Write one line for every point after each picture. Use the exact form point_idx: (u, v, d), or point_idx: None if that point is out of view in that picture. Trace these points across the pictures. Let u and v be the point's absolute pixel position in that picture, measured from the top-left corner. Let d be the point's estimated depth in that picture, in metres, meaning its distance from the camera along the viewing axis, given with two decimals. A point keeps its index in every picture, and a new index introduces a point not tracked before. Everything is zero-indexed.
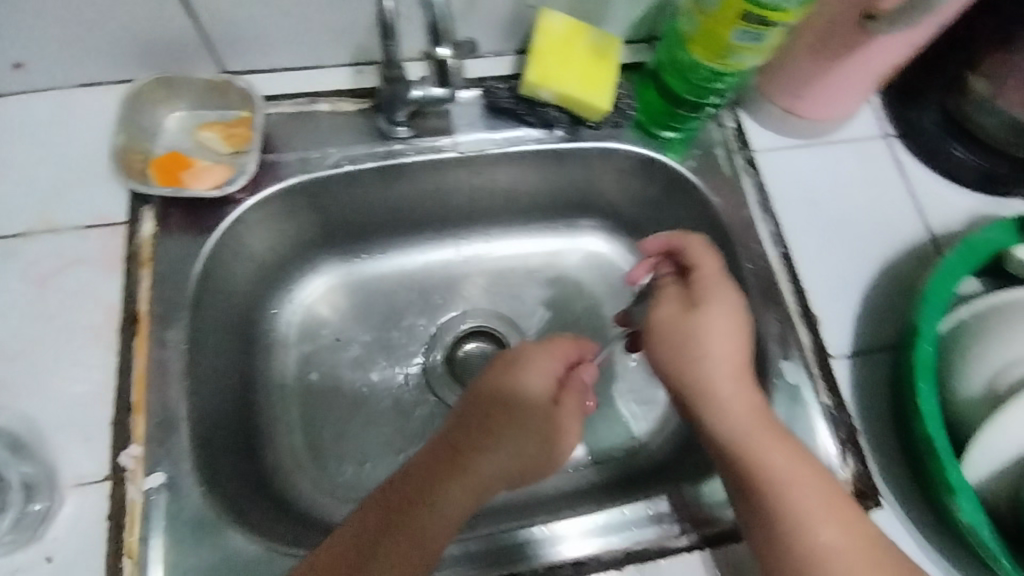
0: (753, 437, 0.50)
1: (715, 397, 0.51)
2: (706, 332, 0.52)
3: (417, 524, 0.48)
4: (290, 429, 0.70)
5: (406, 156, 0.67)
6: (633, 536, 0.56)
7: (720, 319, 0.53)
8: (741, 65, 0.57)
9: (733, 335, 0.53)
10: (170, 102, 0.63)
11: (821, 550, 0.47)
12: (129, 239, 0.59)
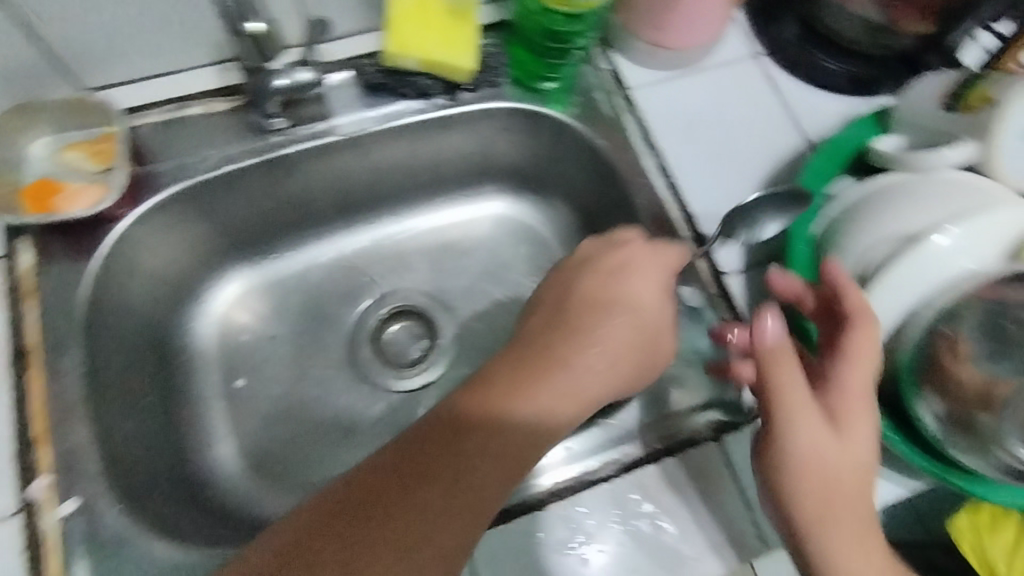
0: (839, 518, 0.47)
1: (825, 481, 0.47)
2: (851, 464, 0.47)
3: (428, 499, 0.42)
4: (224, 436, 0.70)
5: (287, 147, 0.66)
6: (597, 463, 0.57)
7: (864, 440, 0.47)
8: (591, 5, 0.58)
9: (862, 466, 0.47)
10: (29, 129, 0.61)
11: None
12: (8, 272, 0.58)
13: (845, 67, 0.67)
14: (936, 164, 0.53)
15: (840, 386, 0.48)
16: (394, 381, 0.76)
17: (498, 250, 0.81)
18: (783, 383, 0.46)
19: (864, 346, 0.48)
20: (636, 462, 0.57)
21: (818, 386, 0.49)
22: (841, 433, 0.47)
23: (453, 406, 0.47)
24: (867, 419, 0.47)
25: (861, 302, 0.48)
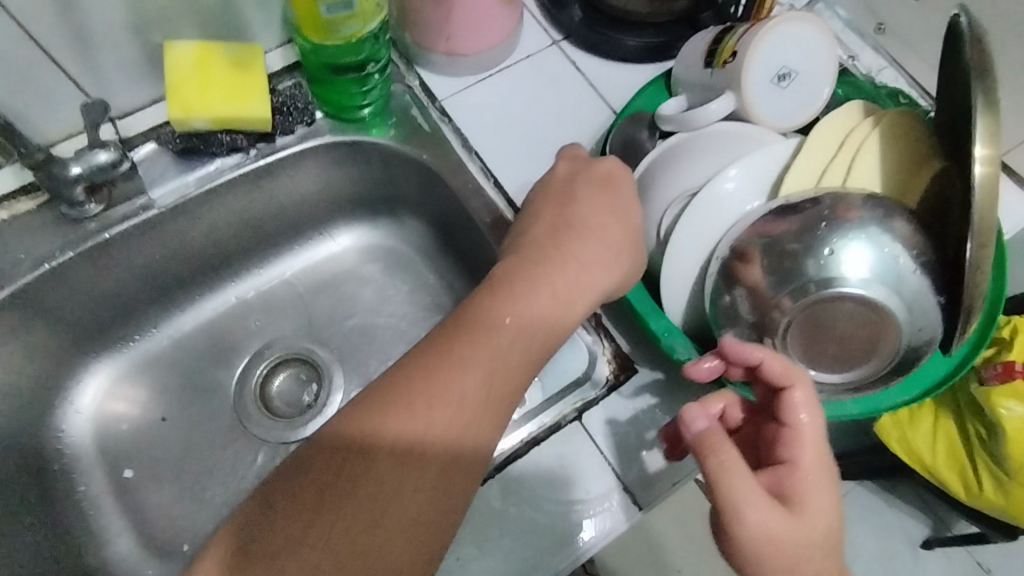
0: (791, 562, 0.45)
1: (779, 535, 0.45)
2: (807, 533, 0.45)
3: (346, 520, 0.44)
4: (122, 531, 0.69)
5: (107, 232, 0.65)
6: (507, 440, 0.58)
7: (825, 522, 0.46)
8: (358, 34, 0.60)
9: (823, 534, 0.46)
10: None
11: None
12: None
13: (647, 40, 0.69)
14: (709, 119, 0.57)
15: (811, 511, 0.46)
16: (289, 432, 0.75)
17: (369, 279, 0.81)
18: (720, 466, 0.46)
19: (802, 447, 0.48)
20: (511, 456, 0.57)
21: (770, 469, 0.49)
22: (799, 517, 0.46)
23: (346, 424, 0.47)
24: (819, 502, 0.47)
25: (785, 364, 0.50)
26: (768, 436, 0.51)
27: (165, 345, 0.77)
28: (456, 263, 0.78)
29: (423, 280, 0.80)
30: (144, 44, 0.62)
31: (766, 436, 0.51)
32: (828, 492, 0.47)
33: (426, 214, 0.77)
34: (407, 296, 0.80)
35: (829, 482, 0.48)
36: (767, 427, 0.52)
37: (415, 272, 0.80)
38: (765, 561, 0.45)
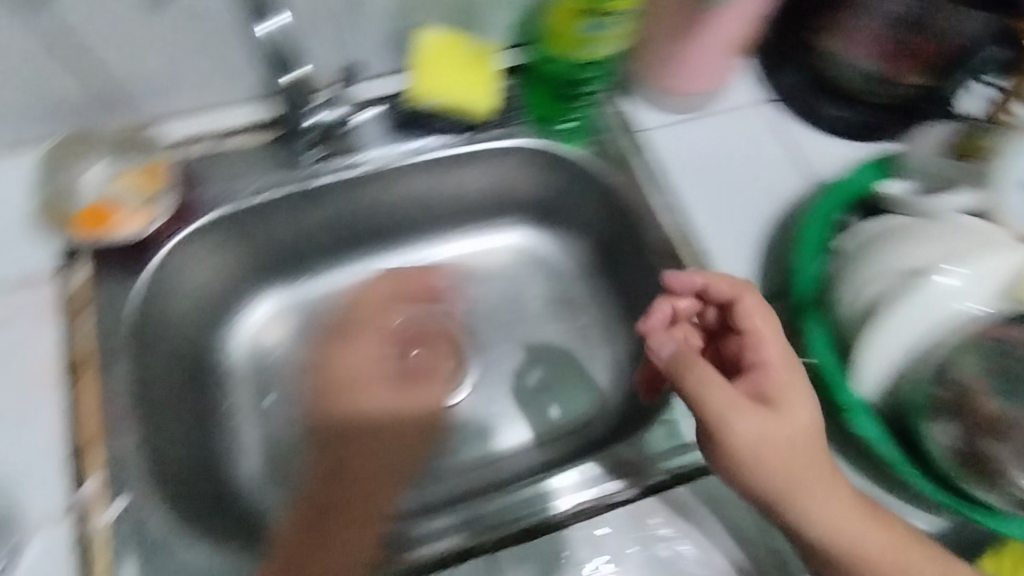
0: (779, 448, 0.50)
1: (773, 441, 0.50)
2: (796, 424, 0.51)
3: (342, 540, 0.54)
4: (251, 453, 0.74)
5: (324, 177, 0.71)
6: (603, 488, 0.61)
7: (804, 413, 0.52)
8: (601, 54, 0.65)
9: (811, 427, 0.51)
10: (87, 159, 0.65)
11: (828, 526, 0.51)
12: (65, 289, 0.64)
13: (856, 117, 0.71)
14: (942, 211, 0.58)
15: (793, 405, 0.52)
16: None
17: (516, 281, 0.84)
18: (698, 379, 0.51)
19: (765, 348, 0.54)
20: (616, 498, 0.60)
21: (745, 377, 0.54)
22: (777, 412, 0.51)
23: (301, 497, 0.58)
24: (794, 397, 0.52)
25: (732, 282, 0.57)
26: (732, 349, 0.57)
27: (319, 300, 0.81)
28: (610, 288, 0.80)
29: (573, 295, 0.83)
30: (399, 24, 0.68)
31: (731, 350, 0.57)
32: (804, 386, 0.53)
33: (594, 234, 0.80)
34: (553, 307, 0.82)
35: (800, 375, 0.53)
36: (727, 345, 0.58)
37: (565, 286, 0.83)
38: (760, 456, 0.50)
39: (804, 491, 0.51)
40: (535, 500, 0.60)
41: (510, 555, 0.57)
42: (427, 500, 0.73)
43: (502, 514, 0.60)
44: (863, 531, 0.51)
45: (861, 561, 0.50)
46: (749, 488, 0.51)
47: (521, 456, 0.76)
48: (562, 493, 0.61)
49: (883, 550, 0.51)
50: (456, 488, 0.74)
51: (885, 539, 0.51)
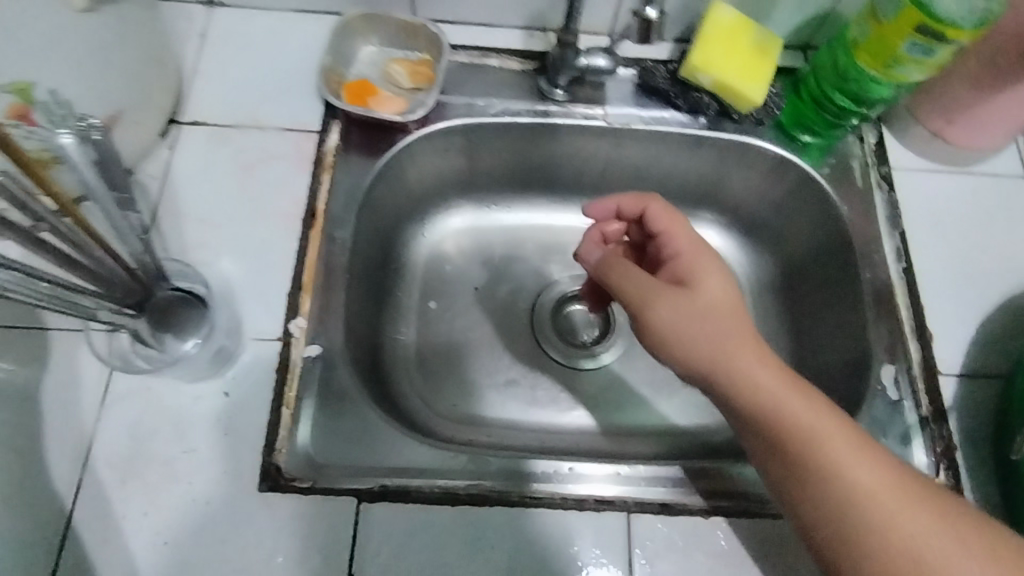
0: (710, 327, 0.50)
1: (675, 324, 0.50)
2: (706, 300, 0.51)
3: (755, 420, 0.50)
4: (407, 344, 0.77)
5: (561, 118, 0.72)
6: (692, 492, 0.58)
7: (706, 293, 0.51)
8: (901, 78, 0.59)
9: (726, 297, 0.51)
10: (368, 36, 0.71)
11: (784, 413, 0.47)
12: (318, 145, 0.67)
13: None
14: None
15: (700, 285, 0.52)
16: (563, 355, 0.80)
17: None
18: (623, 273, 0.54)
19: (677, 238, 0.56)
20: (700, 508, 0.57)
21: (665, 266, 0.56)
22: (688, 287, 0.52)
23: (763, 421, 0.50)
24: (696, 272, 0.53)
25: (633, 196, 0.59)
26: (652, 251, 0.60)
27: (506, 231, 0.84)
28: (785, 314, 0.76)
29: None
30: None
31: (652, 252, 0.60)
32: (717, 267, 0.53)
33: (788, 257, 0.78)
34: None
35: (712, 257, 0.54)
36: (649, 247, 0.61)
37: None
38: (671, 329, 0.50)
39: (719, 346, 0.49)
40: (625, 474, 0.59)
41: (643, 517, 0.57)
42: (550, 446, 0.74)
43: (549, 467, 0.58)
44: (794, 407, 0.47)
45: (794, 436, 0.46)
46: (675, 342, 0.50)
47: (646, 441, 0.76)
48: (615, 477, 0.58)
49: (832, 436, 0.46)
50: (581, 444, 0.75)
51: (837, 430, 0.46)
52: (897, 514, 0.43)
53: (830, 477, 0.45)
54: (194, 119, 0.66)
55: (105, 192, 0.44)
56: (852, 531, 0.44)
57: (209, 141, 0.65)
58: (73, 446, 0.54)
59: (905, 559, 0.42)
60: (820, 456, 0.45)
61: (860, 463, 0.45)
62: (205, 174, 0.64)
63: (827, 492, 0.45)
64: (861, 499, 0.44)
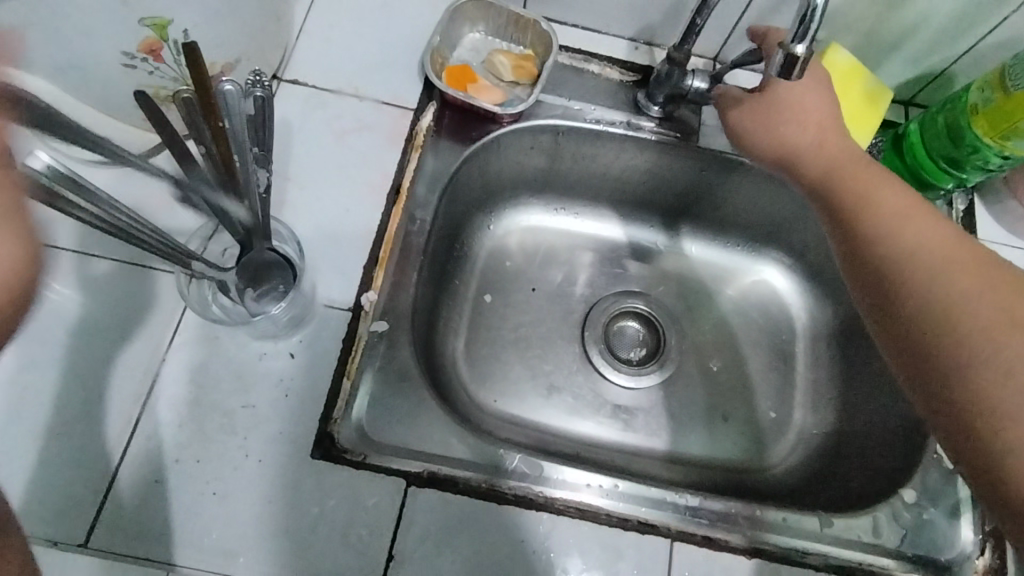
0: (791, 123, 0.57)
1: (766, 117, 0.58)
2: (790, 99, 0.57)
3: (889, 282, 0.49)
4: (458, 333, 0.77)
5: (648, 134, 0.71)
6: (733, 530, 0.58)
7: (788, 90, 0.57)
8: (1014, 150, 0.58)
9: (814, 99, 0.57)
10: (476, 22, 0.71)
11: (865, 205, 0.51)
12: (412, 123, 0.67)
13: None
14: None
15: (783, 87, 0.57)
16: (608, 369, 0.79)
17: (742, 313, 0.83)
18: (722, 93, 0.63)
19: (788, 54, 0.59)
20: (738, 546, 0.57)
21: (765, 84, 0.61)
22: (768, 90, 0.58)
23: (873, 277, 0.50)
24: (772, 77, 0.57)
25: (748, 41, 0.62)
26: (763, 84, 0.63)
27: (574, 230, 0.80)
28: (838, 363, 0.79)
29: (794, 355, 0.81)
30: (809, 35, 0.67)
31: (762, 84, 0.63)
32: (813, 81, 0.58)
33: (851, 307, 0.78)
34: (772, 355, 0.81)
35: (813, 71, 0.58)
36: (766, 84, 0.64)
37: (791, 341, 0.82)
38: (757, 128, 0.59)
39: (787, 139, 0.57)
40: (674, 500, 0.59)
41: (685, 546, 0.56)
42: (585, 456, 0.73)
43: (602, 482, 0.59)
44: (864, 183, 0.53)
45: (857, 202, 0.51)
46: (751, 130, 0.59)
47: (684, 469, 0.74)
48: (664, 502, 0.58)
49: (893, 209, 0.50)
50: (617, 459, 0.73)
51: (904, 206, 0.50)
52: (943, 266, 0.45)
53: (884, 238, 0.49)
54: (294, 79, 0.66)
55: (249, 144, 0.46)
56: (895, 276, 0.47)
57: (307, 103, 0.66)
58: (138, 381, 0.54)
59: (935, 298, 0.44)
60: (876, 219, 0.50)
61: (920, 232, 0.48)
62: (298, 134, 0.64)
63: (878, 246, 0.49)
64: (908, 254, 0.47)
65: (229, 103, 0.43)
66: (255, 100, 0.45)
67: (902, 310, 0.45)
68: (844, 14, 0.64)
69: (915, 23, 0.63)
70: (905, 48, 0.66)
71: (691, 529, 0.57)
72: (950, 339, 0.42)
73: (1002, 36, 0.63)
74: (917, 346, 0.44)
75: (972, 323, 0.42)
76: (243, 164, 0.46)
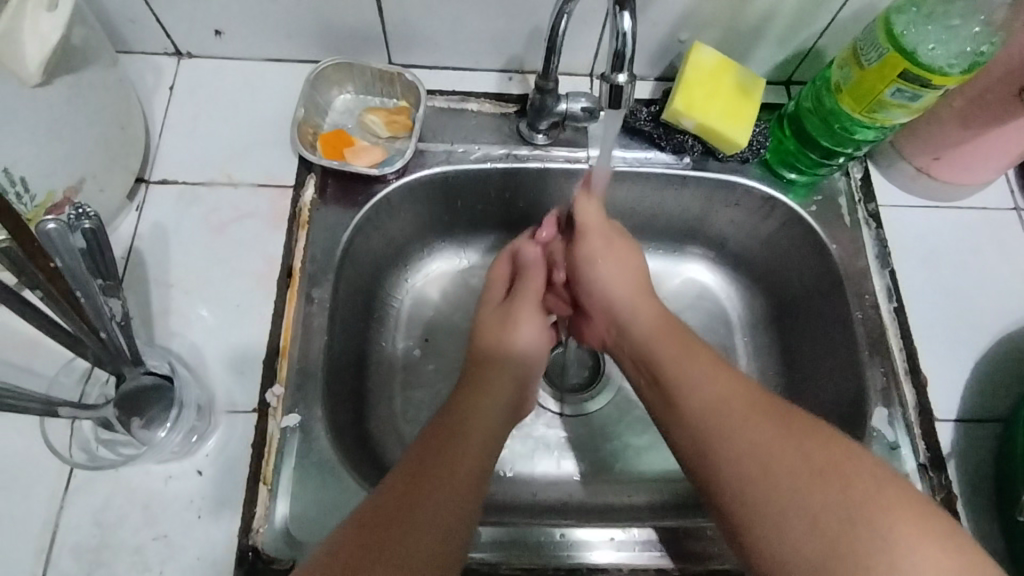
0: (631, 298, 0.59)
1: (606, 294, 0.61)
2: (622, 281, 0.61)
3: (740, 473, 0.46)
4: (393, 396, 0.72)
5: (586, 163, 0.70)
6: (687, 552, 0.58)
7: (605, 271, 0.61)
8: (888, 121, 0.57)
9: (635, 276, 0.61)
10: (342, 84, 0.69)
11: (697, 389, 0.50)
12: (294, 201, 0.65)
13: None
14: None
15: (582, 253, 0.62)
16: (548, 400, 0.76)
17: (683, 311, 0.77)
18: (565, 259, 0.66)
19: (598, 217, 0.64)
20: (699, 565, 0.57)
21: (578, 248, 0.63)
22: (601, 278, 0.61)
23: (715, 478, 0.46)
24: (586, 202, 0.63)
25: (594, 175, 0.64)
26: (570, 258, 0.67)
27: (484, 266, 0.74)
28: (777, 352, 0.74)
29: None
30: (672, 37, 0.66)
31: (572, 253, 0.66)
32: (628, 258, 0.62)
33: (777, 291, 0.74)
34: None
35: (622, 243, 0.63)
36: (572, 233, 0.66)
37: None
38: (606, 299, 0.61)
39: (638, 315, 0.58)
40: (621, 539, 0.58)
41: None
42: (541, 500, 0.71)
43: (543, 535, 0.58)
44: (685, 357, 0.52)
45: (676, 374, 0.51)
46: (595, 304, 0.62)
47: (642, 488, 0.72)
48: (610, 543, 0.58)
49: (694, 369, 0.51)
50: (574, 494, 0.71)
51: (703, 365, 0.51)
52: (749, 430, 0.46)
53: (717, 425, 0.47)
54: (162, 177, 0.65)
55: (91, 278, 0.43)
56: (705, 443, 0.47)
57: (179, 200, 0.64)
58: (38, 531, 0.51)
59: (750, 467, 0.44)
60: (680, 378, 0.51)
61: (719, 390, 0.49)
62: (176, 236, 0.62)
63: (687, 408, 0.49)
64: (717, 417, 0.47)
65: (54, 244, 0.40)
66: (86, 234, 0.42)
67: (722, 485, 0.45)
68: (696, 14, 0.63)
69: (769, 9, 0.63)
70: (768, 33, 0.65)
71: (643, 562, 0.58)
72: (772, 515, 0.42)
73: (854, 7, 0.62)
74: (743, 526, 0.44)
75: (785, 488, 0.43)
76: (87, 299, 0.44)
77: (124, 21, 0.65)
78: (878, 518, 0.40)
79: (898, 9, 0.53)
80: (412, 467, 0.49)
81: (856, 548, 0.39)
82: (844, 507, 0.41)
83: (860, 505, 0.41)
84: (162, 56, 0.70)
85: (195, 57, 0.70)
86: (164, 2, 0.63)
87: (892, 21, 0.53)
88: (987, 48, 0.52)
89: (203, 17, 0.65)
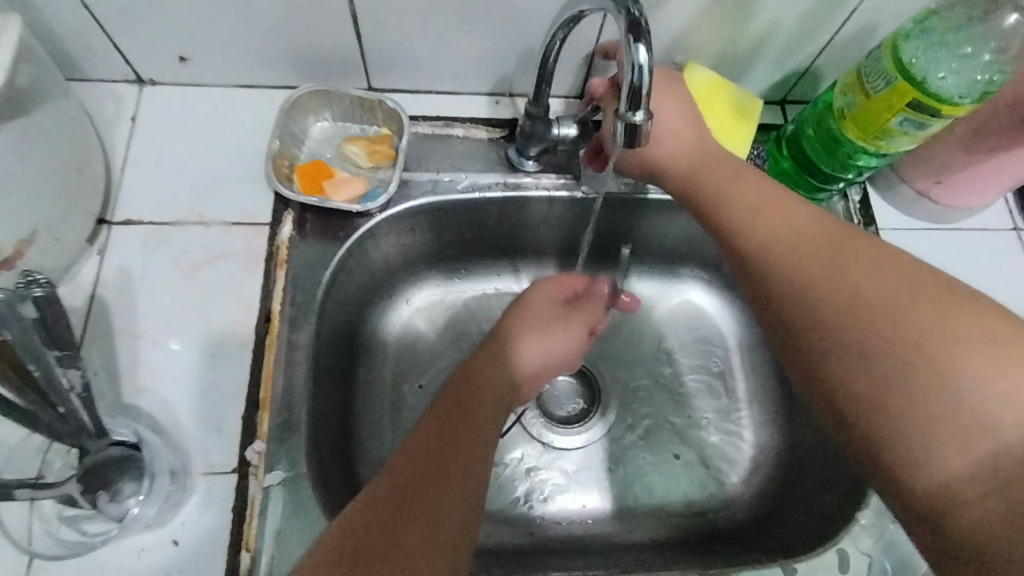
0: (670, 139, 0.55)
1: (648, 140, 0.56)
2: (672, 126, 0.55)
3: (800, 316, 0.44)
4: (384, 438, 0.68)
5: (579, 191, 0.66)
6: None
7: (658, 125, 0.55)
8: (892, 149, 0.55)
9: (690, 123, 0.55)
10: (319, 112, 0.66)
11: (752, 222, 0.48)
12: (271, 239, 0.61)
13: None
14: None
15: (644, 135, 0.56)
16: (545, 435, 0.70)
17: (680, 338, 0.75)
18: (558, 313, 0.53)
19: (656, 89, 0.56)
20: None
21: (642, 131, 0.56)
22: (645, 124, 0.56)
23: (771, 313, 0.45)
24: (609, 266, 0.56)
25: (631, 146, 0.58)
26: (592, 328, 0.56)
27: None
28: (780, 377, 0.72)
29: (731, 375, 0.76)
30: (666, 59, 0.63)
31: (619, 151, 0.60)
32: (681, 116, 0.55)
33: None
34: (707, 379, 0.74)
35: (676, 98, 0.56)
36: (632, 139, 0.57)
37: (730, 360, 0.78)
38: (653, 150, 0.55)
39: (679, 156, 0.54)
40: None
41: None
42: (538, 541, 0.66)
43: None
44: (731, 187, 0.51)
45: (718, 205, 0.51)
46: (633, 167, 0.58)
47: (642, 523, 0.68)
48: None
49: (749, 198, 0.49)
50: (569, 535, 0.66)
51: (758, 194, 0.49)
52: (808, 259, 0.44)
53: (765, 260, 0.46)
54: (127, 219, 0.60)
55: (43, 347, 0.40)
56: (765, 271, 0.46)
57: (145, 242, 0.60)
58: None
59: (811, 298, 0.43)
60: (734, 213, 0.49)
61: (776, 221, 0.47)
62: (142, 281, 0.58)
63: (747, 234, 0.48)
64: (776, 260, 0.45)
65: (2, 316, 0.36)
66: (38, 302, 0.38)
67: (779, 313, 0.45)
68: (691, 35, 0.60)
69: (766, 31, 0.60)
70: (765, 53, 0.63)
71: None
72: (838, 342, 0.41)
73: (858, 27, 0.60)
74: (805, 350, 0.42)
75: (848, 315, 0.41)
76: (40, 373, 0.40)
77: (82, 50, 0.61)
78: (942, 338, 0.37)
79: (907, 34, 0.51)
80: (380, 497, 0.42)
81: (921, 368, 0.37)
82: (926, 336, 0.38)
83: (921, 332, 0.38)
84: (123, 84, 0.65)
85: (159, 85, 0.66)
86: (124, 31, 0.59)
87: (900, 47, 0.51)
88: (997, 77, 0.50)
89: (166, 44, 0.61)
